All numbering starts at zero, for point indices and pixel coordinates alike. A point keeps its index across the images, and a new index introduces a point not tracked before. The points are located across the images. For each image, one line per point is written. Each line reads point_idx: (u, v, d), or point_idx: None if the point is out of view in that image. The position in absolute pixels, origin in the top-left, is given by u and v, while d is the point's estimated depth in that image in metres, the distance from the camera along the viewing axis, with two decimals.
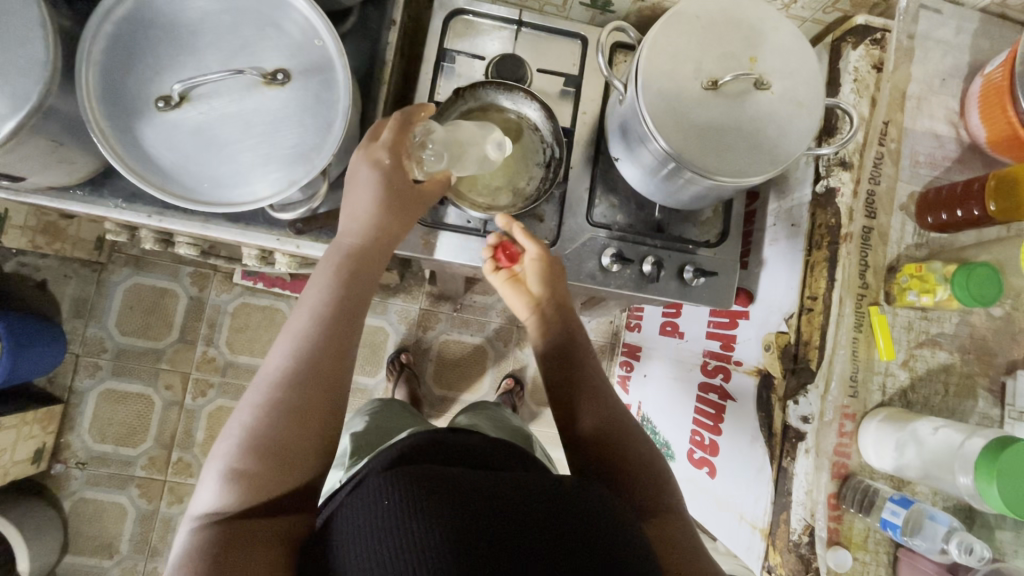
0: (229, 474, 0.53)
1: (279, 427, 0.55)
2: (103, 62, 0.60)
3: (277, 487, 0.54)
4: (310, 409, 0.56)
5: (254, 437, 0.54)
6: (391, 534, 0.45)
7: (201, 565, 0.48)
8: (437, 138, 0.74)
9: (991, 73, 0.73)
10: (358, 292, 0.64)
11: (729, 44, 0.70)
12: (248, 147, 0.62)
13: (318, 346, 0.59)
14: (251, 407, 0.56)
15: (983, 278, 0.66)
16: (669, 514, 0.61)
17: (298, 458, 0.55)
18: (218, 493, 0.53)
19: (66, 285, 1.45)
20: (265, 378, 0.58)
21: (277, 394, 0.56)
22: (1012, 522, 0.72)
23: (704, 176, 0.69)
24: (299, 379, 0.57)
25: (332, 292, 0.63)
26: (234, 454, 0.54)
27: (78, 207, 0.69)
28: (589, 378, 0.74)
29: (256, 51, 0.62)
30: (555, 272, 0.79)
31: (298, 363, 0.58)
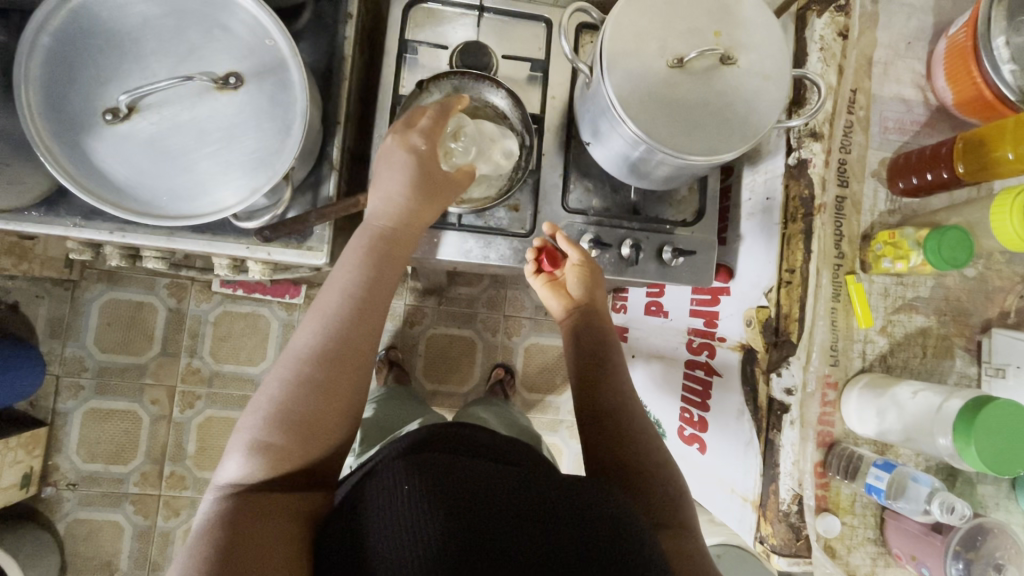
0: (256, 446, 0.55)
1: (305, 404, 0.56)
2: (42, 77, 0.57)
3: (301, 462, 0.56)
4: (335, 386, 0.58)
5: (284, 412, 0.56)
6: (403, 521, 0.48)
7: (219, 532, 0.49)
8: (466, 133, 0.76)
9: (955, 34, 0.72)
10: (386, 281, 0.65)
11: (692, 19, 0.68)
12: (205, 156, 0.60)
13: (348, 329, 0.60)
14: (280, 382, 0.57)
15: (955, 241, 0.67)
16: (682, 530, 0.63)
17: (321, 438, 0.57)
18: (242, 464, 0.55)
19: (39, 305, 1.41)
20: (294, 354, 0.59)
21: (305, 370, 0.57)
22: (992, 476, 0.74)
23: (676, 158, 0.69)
24: (327, 358, 0.58)
25: (362, 275, 0.63)
26: (260, 427, 0.56)
27: (33, 228, 0.66)
28: (610, 363, 0.77)
29: (205, 55, 0.59)
30: (597, 280, 0.81)
31: (328, 344, 0.59)
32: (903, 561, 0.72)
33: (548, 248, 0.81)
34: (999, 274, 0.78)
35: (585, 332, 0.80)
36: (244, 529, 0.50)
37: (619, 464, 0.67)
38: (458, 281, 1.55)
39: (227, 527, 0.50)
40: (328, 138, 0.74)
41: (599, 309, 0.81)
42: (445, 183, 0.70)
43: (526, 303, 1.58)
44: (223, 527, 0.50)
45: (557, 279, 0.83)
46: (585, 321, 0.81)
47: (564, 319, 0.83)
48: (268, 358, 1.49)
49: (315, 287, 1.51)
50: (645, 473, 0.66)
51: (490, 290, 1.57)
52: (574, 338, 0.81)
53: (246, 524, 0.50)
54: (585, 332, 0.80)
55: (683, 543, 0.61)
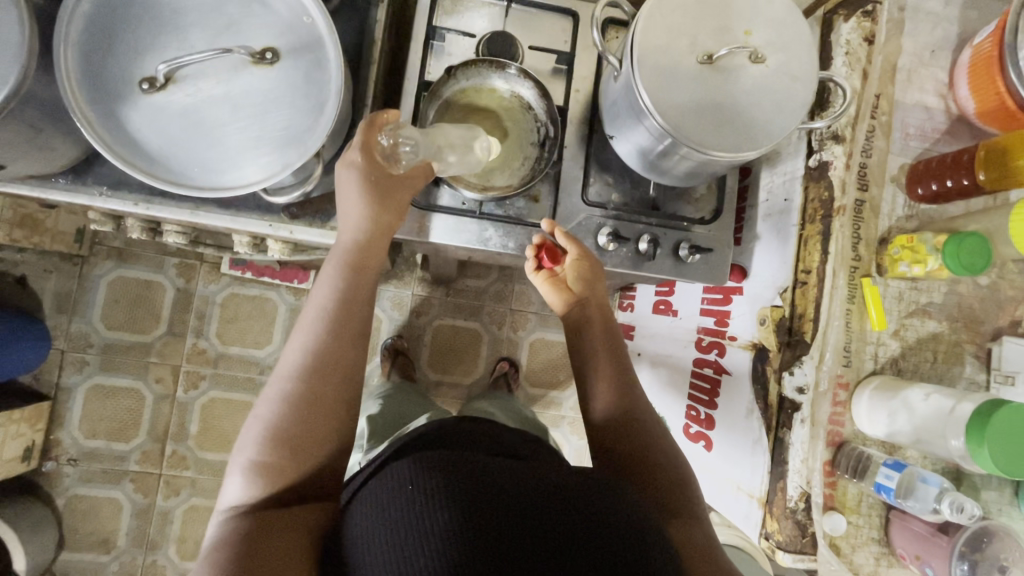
0: (254, 464, 0.58)
1: (290, 418, 0.59)
2: (81, 42, 0.57)
3: (296, 475, 0.58)
4: (319, 397, 0.60)
5: (276, 427, 0.59)
6: (411, 516, 0.48)
7: (230, 558, 0.50)
8: (406, 132, 0.69)
9: (981, 43, 0.73)
10: (362, 288, 0.67)
11: (724, 17, 0.69)
12: (237, 130, 0.60)
13: (330, 342, 0.63)
14: (269, 403, 0.60)
15: (973, 248, 0.68)
16: (691, 517, 0.64)
17: (313, 448, 0.59)
18: (242, 486, 0.57)
19: (47, 279, 1.41)
20: (283, 374, 0.62)
21: (289, 387, 0.60)
22: (997, 481, 0.75)
23: (699, 153, 0.69)
24: (308, 373, 0.61)
25: (340, 289, 0.66)
26: (254, 447, 0.58)
27: (61, 196, 0.67)
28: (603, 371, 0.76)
29: (243, 29, 0.60)
30: (597, 275, 0.82)
31: (309, 359, 0.62)
32: (907, 561, 0.72)
33: (548, 244, 0.82)
34: (1012, 283, 0.79)
35: (581, 332, 0.81)
36: (253, 552, 0.51)
37: (625, 460, 0.68)
38: (466, 273, 1.55)
39: (237, 549, 0.51)
40: (356, 120, 0.75)
41: (596, 302, 0.82)
42: (404, 183, 0.69)
43: (533, 298, 1.59)
44: (232, 553, 0.51)
45: (557, 275, 0.83)
46: (582, 318, 0.81)
47: (566, 315, 0.83)
48: (274, 342, 1.49)
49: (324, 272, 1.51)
50: (649, 470, 0.67)
51: (497, 284, 1.57)
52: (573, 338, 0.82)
53: (254, 542, 0.52)
54: (584, 327, 0.81)
55: (693, 530, 0.62)
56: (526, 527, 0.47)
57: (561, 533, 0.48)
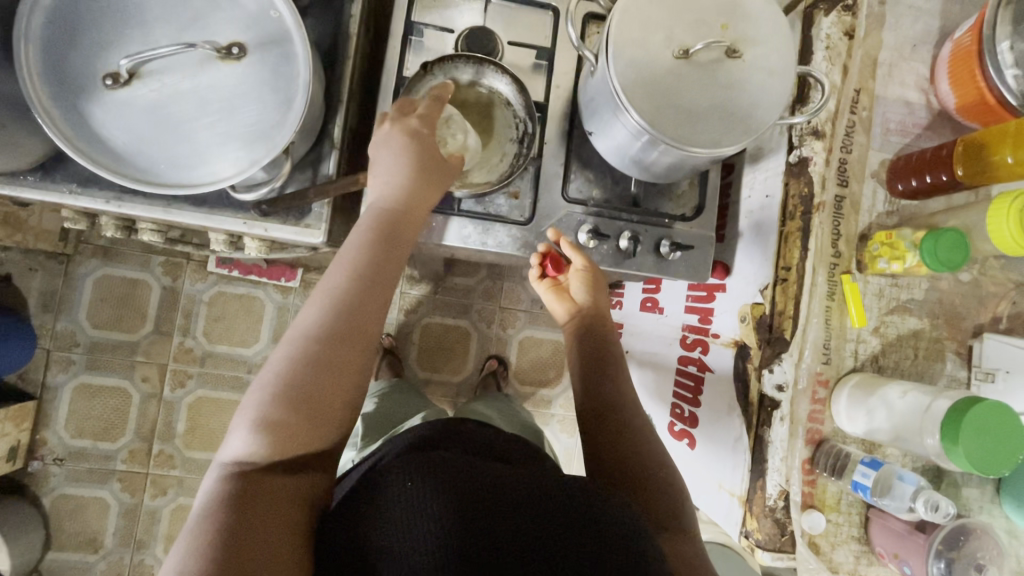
0: (260, 423, 0.53)
1: (311, 379, 0.54)
2: (42, 38, 0.56)
3: (306, 440, 0.54)
4: (341, 363, 0.56)
5: (289, 387, 0.54)
6: (405, 512, 0.49)
7: (224, 520, 0.48)
8: (455, 121, 0.76)
9: (961, 38, 0.73)
10: (392, 262, 0.63)
11: (700, 12, 0.68)
12: (206, 126, 0.59)
13: (354, 307, 0.58)
14: (284, 361, 0.55)
15: (952, 242, 0.67)
16: (682, 532, 0.62)
17: (324, 415, 0.55)
18: (246, 443, 0.53)
19: (32, 278, 1.40)
20: (302, 330, 0.57)
21: (312, 347, 0.56)
22: (977, 479, 0.74)
23: (677, 149, 0.68)
24: (333, 336, 0.56)
25: (368, 256, 0.61)
26: (264, 403, 0.54)
27: (29, 194, 0.66)
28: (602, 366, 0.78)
29: (208, 23, 0.59)
30: (599, 286, 0.83)
31: (333, 320, 0.57)
32: (886, 559, 0.73)
33: (552, 253, 0.82)
34: (993, 279, 0.78)
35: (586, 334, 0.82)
36: (248, 518, 0.49)
37: (620, 471, 0.67)
38: (455, 271, 1.55)
39: (231, 511, 0.49)
40: (330, 116, 0.74)
41: (600, 314, 0.83)
42: (445, 167, 0.70)
43: (522, 296, 1.58)
44: (225, 514, 0.48)
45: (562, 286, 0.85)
46: (584, 325, 0.82)
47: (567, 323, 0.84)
48: (261, 341, 1.49)
49: (311, 270, 1.50)
50: (642, 478, 0.66)
51: (486, 282, 1.57)
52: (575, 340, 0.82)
53: (249, 511, 0.49)
54: (587, 335, 0.81)
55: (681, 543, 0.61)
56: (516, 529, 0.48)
57: (552, 533, 0.49)
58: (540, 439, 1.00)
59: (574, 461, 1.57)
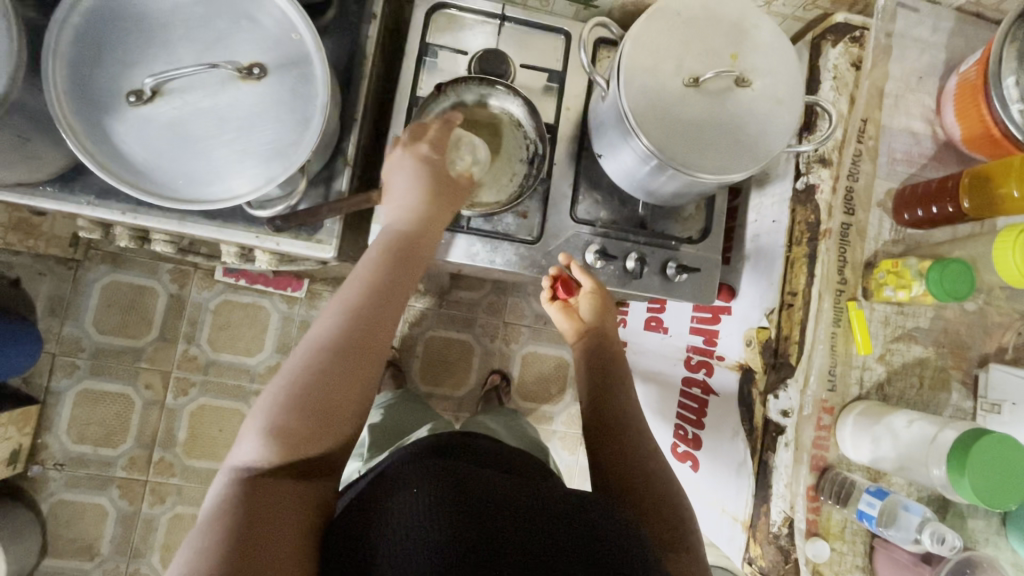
0: (270, 429, 0.53)
1: (323, 386, 0.54)
2: (70, 55, 0.58)
3: (313, 446, 0.54)
4: (352, 371, 0.56)
5: (301, 394, 0.54)
6: (406, 519, 0.49)
7: (232, 522, 0.47)
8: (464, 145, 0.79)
9: (966, 72, 0.74)
10: (406, 280, 0.65)
11: (711, 41, 0.70)
12: (223, 143, 0.61)
13: (370, 314, 0.59)
14: (298, 364, 0.55)
15: (957, 273, 0.67)
16: (691, 555, 0.61)
17: (333, 423, 0.55)
18: (254, 447, 0.52)
19: (40, 283, 1.42)
20: (313, 340, 0.57)
21: (325, 355, 0.55)
22: (983, 510, 0.74)
23: (685, 175, 0.69)
24: (346, 345, 0.57)
25: (381, 271, 0.63)
26: (274, 409, 0.53)
27: (47, 204, 0.67)
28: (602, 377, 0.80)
29: (231, 44, 0.60)
30: (608, 305, 0.85)
31: (348, 330, 0.58)
32: None
33: (563, 276, 0.84)
34: (998, 309, 0.78)
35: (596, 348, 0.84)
36: (257, 522, 0.48)
37: (619, 487, 0.66)
38: (459, 285, 1.56)
39: (240, 513, 0.48)
40: (345, 134, 0.75)
41: (608, 331, 0.85)
42: (458, 186, 0.74)
43: (526, 311, 1.59)
44: (234, 517, 0.48)
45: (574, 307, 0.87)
46: (592, 340, 0.85)
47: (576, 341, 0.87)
48: (265, 350, 1.49)
49: (317, 281, 1.51)
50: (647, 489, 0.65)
51: (490, 296, 1.57)
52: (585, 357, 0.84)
53: (259, 504, 0.49)
54: (596, 355, 0.83)
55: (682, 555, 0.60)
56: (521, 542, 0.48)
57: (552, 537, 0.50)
58: (546, 454, 1.01)
59: (575, 478, 1.57)
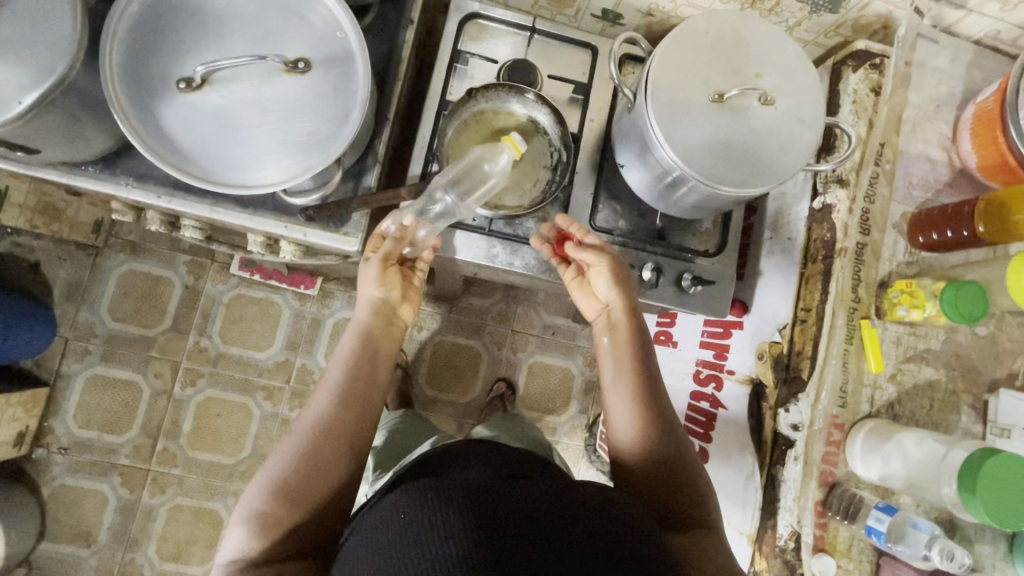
0: (255, 518, 0.58)
1: (300, 473, 0.60)
2: (127, 40, 0.60)
3: (295, 532, 0.58)
4: (326, 457, 0.61)
5: (282, 485, 0.59)
6: (408, 529, 0.48)
7: None
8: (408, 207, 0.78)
9: (984, 101, 0.76)
10: (380, 366, 0.69)
11: (738, 60, 0.72)
12: (264, 132, 0.63)
13: (345, 404, 0.64)
14: (281, 456, 0.61)
15: (971, 295, 0.69)
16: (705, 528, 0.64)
17: (315, 510, 0.59)
18: (242, 537, 0.57)
19: (60, 268, 1.43)
20: (300, 430, 0.63)
21: (304, 444, 0.61)
22: (990, 536, 0.74)
23: (707, 186, 0.71)
24: (321, 434, 0.62)
25: (356, 356, 0.69)
26: (260, 498, 0.59)
27: (87, 183, 0.70)
28: (633, 395, 0.69)
29: (279, 39, 0.63)
30: (624, 281, 0.76)
31: (324, 419, 0.63)
32: None
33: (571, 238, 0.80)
34: (1010, 336, 0.79)
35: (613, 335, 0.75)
36: None
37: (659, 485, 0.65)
38: (470, 292, 1.57)
39: None
40: (377, 132, 0.78)
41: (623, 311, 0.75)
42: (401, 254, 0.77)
43: (535, 322, 1.60)
44: None
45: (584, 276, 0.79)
46: (610, 325, 0.75)
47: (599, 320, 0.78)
48: (275, 346, 1.51)
49: (330, 280, 1.53)
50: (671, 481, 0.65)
51: (500, 304, 1.59)
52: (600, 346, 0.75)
53: None
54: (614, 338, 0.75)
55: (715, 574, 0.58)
56: (524, 548, 0.44)
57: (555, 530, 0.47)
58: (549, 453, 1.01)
59: None
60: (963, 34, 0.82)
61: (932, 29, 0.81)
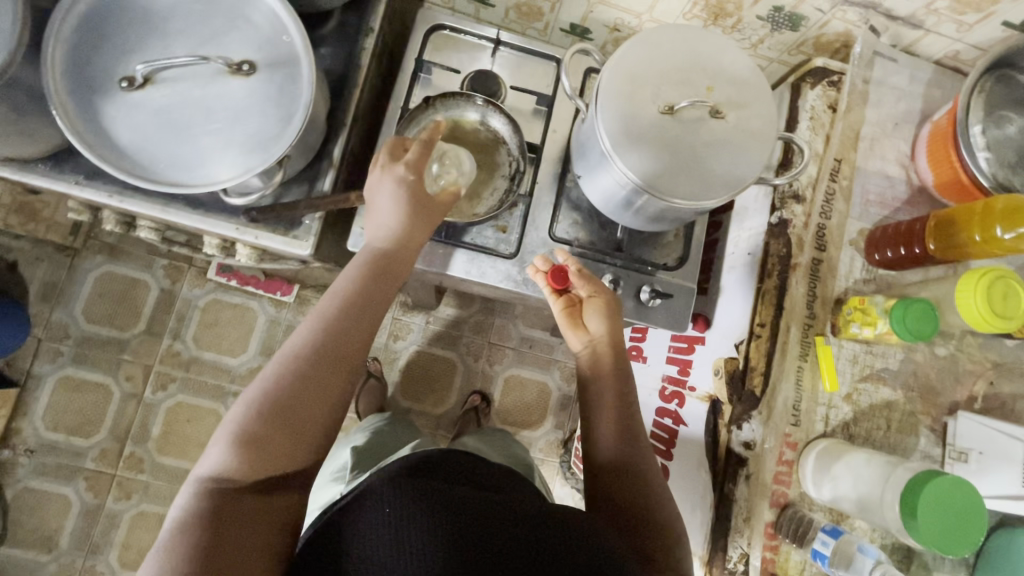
0: (236, 439, 0.53)
1: (289, 396, 0.55)
2: (70, 40, 0.61)
3: (278, 458, 0.54)
4: (319, 383, 0.56)
5: (270, 407, 0.54)
6: (384, 532, 0.46)
7: (198, 540, 0.47)
8: (443, 158, 0.77)
9: (939, 120, 0.76)
10: (381, 295, 0.64)
11: (688, 72, 0.72)
12: (208, 132, 0.63)
13: (340, 327, 0.59)
14: (269, 376, 0.56)
15: (921, 313, 0.68)
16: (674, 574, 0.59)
17: (301, 436, 0.55)
18: (220, 459, 0.52)
19: (37, 268, 1.44)
20: (289, 350, 0.57)
21: (296, 367, 0.56)
22: (949, 564, 0.72)
23: (659, 199, 0.71)
24: (314, 359, 0.57)
25: (360, 285, 0.63)
26: (243, 419, 0.53)
27: (37, 180, 0.70)
28: (613, 433, 0.67)
29: (224, 41, 0.63)
30: (615, 316, 0.75)
31: (320, 342, 0.58)
32: None
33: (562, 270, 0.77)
34: (970, 357, 0.78)
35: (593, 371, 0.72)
36: (220, 538, 0.48)
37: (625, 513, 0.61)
38: (448, 302, 1.57)
39: (206, 529, 0.48)
40: (332, 137, 0.78)
41: (606, 342, 0.73)
42: (435, 207, 0.69)
43: (512, 334, 1.59)
44: (201, 530, 0.48)
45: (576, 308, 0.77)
46: (594, 359, 0.73)
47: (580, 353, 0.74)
48: (249, 351, 1.50)
49: (306, 287, 1.53)
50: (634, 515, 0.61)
51: (478, 315, 1.58)
52: (580, 378, 0.73)
53: (226, 523, 0.49)
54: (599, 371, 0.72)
55: None
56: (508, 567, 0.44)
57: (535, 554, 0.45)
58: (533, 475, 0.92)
59: None
60: (923, 54, 0.82)
61: (890, 48, 0.81)
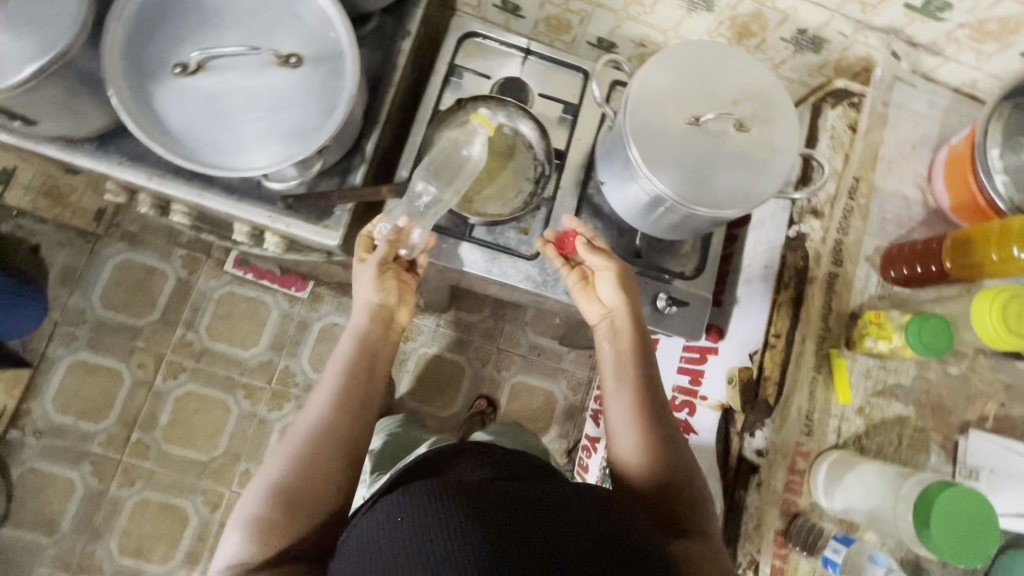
0: (252, 523, 0.57)
1: (299, 477, 0.60)
2: (130, 26, 0.64)
3: (294, 533, 0.58)
4: (325, 461, 0.61)
5: (282, 490, 0.59)
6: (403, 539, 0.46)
7: None
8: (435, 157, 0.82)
9: (956, 144, 0.78)
10: (380, 369, 0.71)
11: (714, 87, 0.75)
12: (252, 120, 0.65)
13: (344, 403, 0.65)
14: (279, 461, 0.61)
15: (935, 328, 0.69)
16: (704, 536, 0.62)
17: (314, 510, 0.59)
18: (240, 544, 0.57)
19: (58, 252, 1.47)
20: (297, 433, 0.63)
21: (304, 448, 0.61)
22: None
23: (682, 206, 0.72)
24: (322, 438, 0.62)
25: (359, 360, 0.70)
26: (258, 503, 0.58)
27: (81, 160, 0.72)
28: (632, 406, 0.69)
29: (275, 35, 0.66)
30: (630, 286, 0.76)
31: (324, 422, 0.64)
32: None
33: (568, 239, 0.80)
34: (982, 378, 0.79)
35: (611, 344, 0.74)
36: None
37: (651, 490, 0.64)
38: (459, 306, 1.58)
39: None
40: (366, 133, 0.80)
41: (623, 315, 0.75)
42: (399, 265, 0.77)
43: (521, 341, 1.60)
44: None
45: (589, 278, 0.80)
46: (612, 330, 0.75)
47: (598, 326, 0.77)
48: (260, 345, 1.51)
49: (321, 284, 1.55)
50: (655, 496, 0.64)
51: (488, 321, 1.60)
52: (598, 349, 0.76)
53: None
54: (618, 343, 0.74)
55: None
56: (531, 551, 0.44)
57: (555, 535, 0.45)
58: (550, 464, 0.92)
59: None
60: (941, 80, 0.85)
61: (909, 74, 0.84)
